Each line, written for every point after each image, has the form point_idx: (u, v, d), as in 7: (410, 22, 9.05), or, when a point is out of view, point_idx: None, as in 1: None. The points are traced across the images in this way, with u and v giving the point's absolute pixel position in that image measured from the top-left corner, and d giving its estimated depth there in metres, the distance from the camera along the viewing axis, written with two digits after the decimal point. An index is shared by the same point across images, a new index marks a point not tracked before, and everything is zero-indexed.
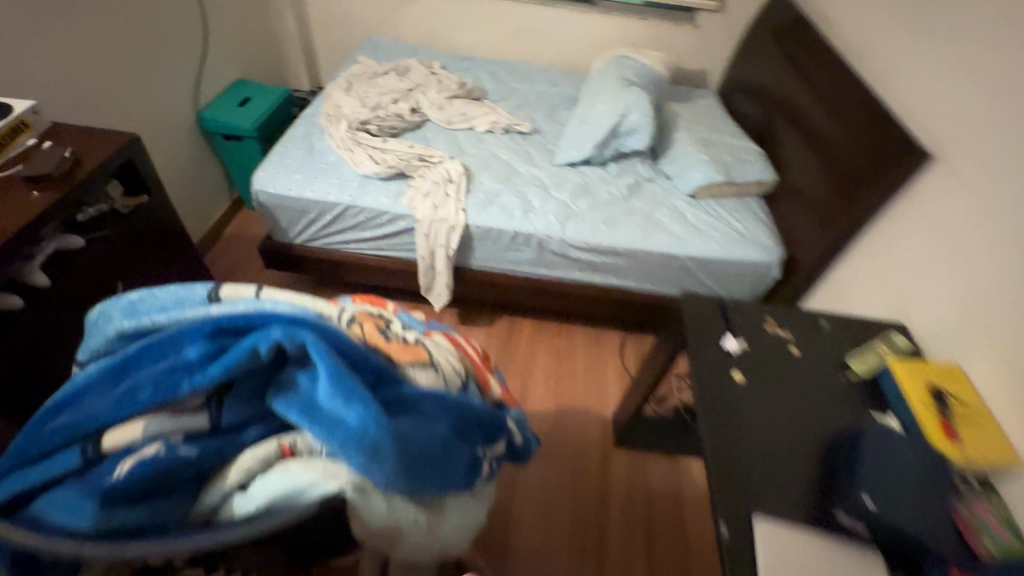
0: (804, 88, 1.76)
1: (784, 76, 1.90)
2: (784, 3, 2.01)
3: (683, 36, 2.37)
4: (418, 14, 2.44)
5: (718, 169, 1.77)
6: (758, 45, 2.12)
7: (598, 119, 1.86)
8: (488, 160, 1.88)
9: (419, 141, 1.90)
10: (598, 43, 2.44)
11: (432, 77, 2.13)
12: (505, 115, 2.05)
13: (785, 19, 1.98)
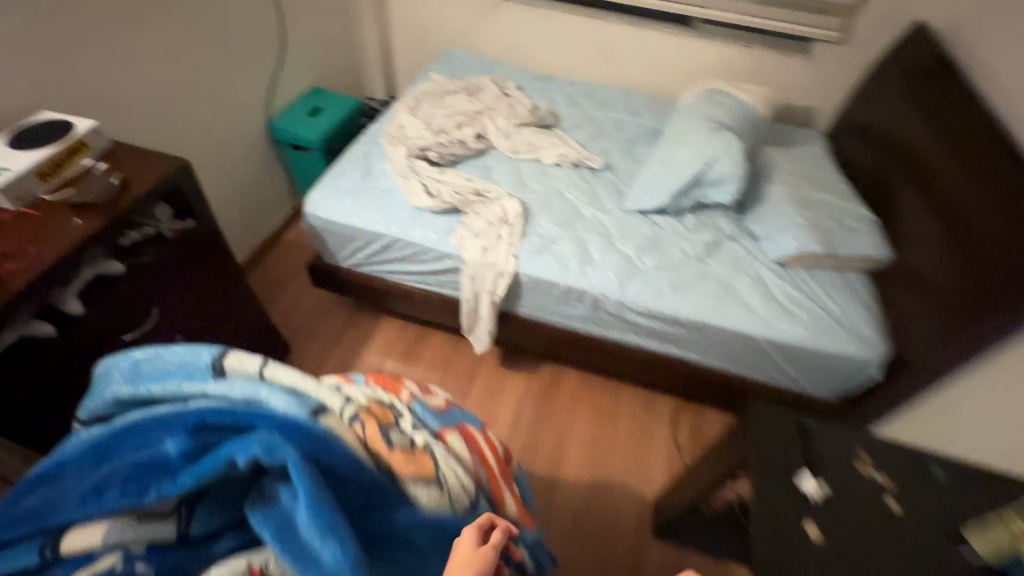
0: (933, 145, 1.45)
1: (909, 127, 1.58)
2: (922, 38, 1.68)
3: (791, 68, 2.08)
4: (498, 28, 2.33)
5: (817, 239, 1.50)
6: (883, 87, 1.80)
7: (678, 164, 1.65)
8: (551, 198, 1.73)
9: (479, 170, 1.79)
10: (691, 70, 2.20)
11: (503, 99, 2.01)
12: (575, 148, 1.88)
13: (919, 59, 1.66)
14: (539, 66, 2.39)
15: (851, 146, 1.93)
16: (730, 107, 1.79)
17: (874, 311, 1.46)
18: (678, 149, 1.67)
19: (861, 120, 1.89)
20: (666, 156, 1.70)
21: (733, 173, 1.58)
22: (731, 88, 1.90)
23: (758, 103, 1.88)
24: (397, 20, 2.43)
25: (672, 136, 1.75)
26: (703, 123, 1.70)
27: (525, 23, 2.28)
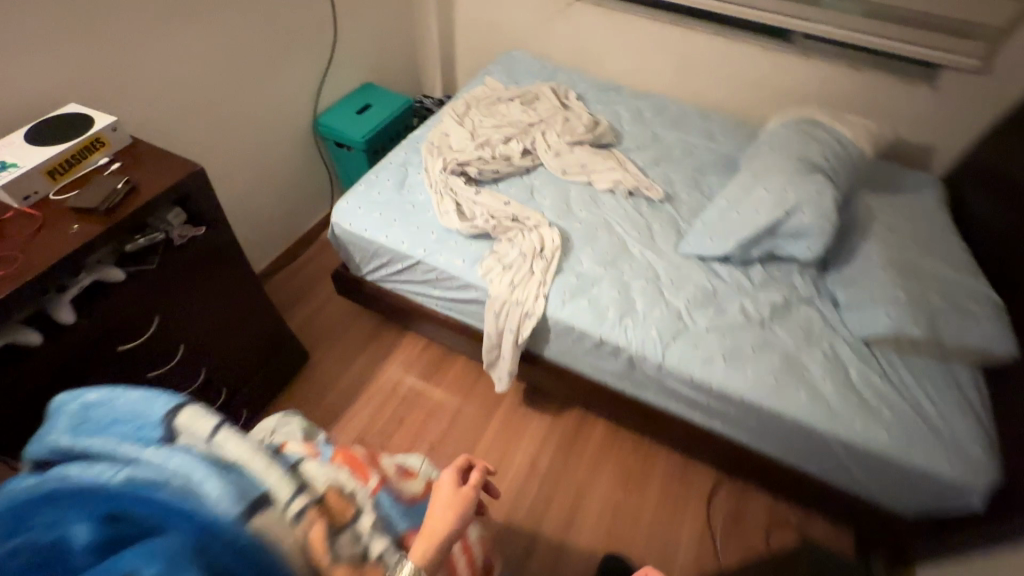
0: None
1: None
2: None
3: (907, 97, 1.75)
4: (568, 31, 2.14)
5: (918, 320, 1.22)
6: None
7: (751, 207, 1.40)
8: (597, 230, 1.54)
9: (522, 191, 1.62)
10: (782, 92, 1.92)
11: (560, 111, 1.83)
12: (634, 174, 1.67)
13: None
14: (608, 75, 2.18)
15: (977, 199, 1.58)
16: (825, 142, 1.50)
17: (982, 419, 1.17)
18: (753, 189, 1.42)
19: (993, 170, 1.55)
20: (739, 196, 1.45)
21: (818, 226, 1.32)
22: (828, 118, 1.61)
23: (862, 138, 1.58)
24: (462, 17, 2.30)
25: (749, 171, 1.49)
26: (789, 160, 1.43)
27: (597, 28, 2.08)
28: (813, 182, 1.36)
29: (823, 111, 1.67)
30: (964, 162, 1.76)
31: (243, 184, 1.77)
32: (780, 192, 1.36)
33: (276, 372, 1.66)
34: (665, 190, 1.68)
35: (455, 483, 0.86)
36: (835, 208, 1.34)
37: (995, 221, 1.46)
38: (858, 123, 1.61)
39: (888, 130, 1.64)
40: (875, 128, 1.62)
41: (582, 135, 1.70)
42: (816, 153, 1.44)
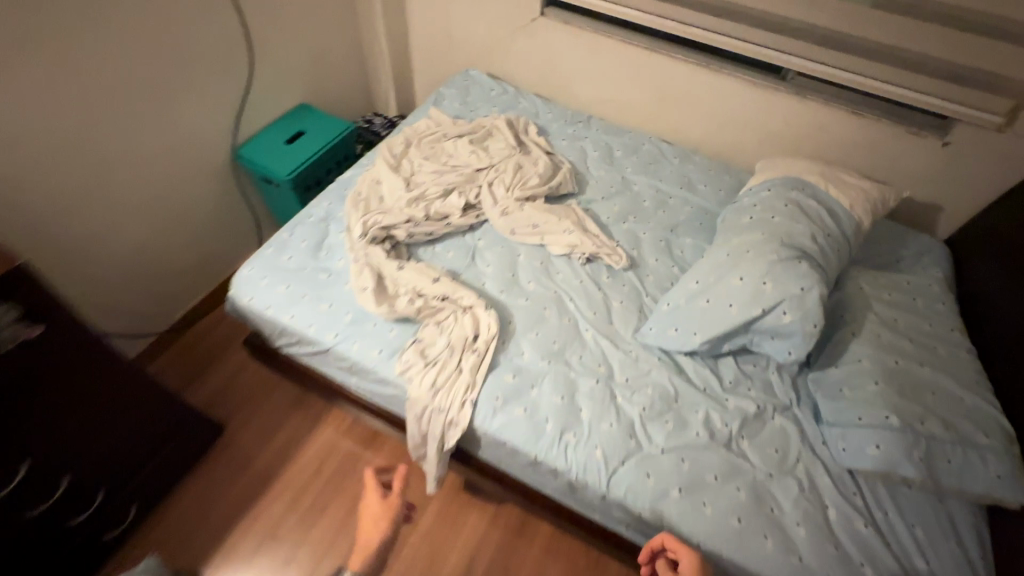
0: None
1: None
2: None
3: (912, 149, 1.52)
4: (533, 51, 1.88)
5: (913, 456, 1.02)
6: None
7: (723, 296, 1.17)
8: (545, 308, 1.32)
9: (462, 255, 1.39)
10: (770, 134, 1.69)
11: (516, 152, 1.57)
12: (594, 235, 1.44)
13: None
14: (577, 103, 1.93)
15: (986, 278, 1.37)
16: (814, 212, 1.28)
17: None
18: (727, 275, 1.19)
19: (1006, 247, 1.33)
20: (710, 278, 1.22)
21: (800, 329, 1.10)
22: (819, 177, 1.39)
23: (858, 204, 1.35)
24: (416, 29, 2.03)
25: (724, 247, 1.26)
26: (771, 239, 1.19)
27: (564, 50, 1.82)
28: (798, 270, 1.11)
29: (814, 166, 1.44)
30: (972, 226, 1.54)
31: (142, 231, 1.53)
32: (757, 283, 1.13)
33: (177, 455, 1.45)
34: (629, 254, 1.45)
35: (380, 497, 1.06)
36: (822, 307, 1.09)
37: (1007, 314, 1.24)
38: (855, 183, 1.39)
39: (887, 192, 1.42)
40: (873, 190, 1.39)
41: (535, 187, 1.46)
42: (803, 231, 1.20)
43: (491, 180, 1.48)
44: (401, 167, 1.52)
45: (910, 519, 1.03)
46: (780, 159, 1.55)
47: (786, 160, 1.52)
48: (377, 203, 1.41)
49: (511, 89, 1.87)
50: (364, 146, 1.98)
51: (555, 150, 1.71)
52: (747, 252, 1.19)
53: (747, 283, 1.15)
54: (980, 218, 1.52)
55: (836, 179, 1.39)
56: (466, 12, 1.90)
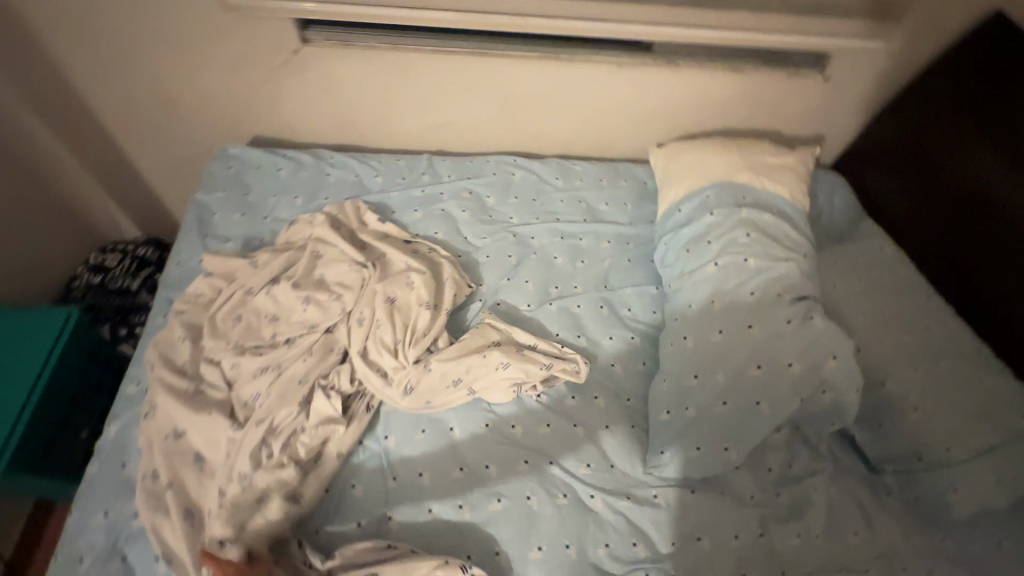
0: None
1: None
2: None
3: (792, 91, 1.36)
4: (312, 92, 1.28)
5: (991, 482, 0.91)
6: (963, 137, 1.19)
7: (745, 395, 0.90)
8: (529, 496, 0.92)
9: (378, 479, 0.90)
10: (645, 114, 1.40)
11: (370, 271, 1.05)
12: (533, 350, 1.04)
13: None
14: (402, 141, 1.40)
15: (904, 210, 1.32)
16: (774, 228, 1.03)
17: None
18: (738, 364, 0.92)
19: (922, 171, 1.27)
20: (714, 371, 0.93)
21: (844, 401, 0.89)
22: (746, 170, 1.15)
23: (795, 190, 1.14)
24: (111, 103, 1.28)
25: (709, 320, 0.96)
26: (764, 298, 0.94)
27: (358, 79, 1.26)
28: (817, 336, 0.90)
29: (728, 153, 1.19)
30: (856, 150, 1.48)
31: None
32: (782, 369, 0.89)
33: None
34: (582, 349, 1.10)
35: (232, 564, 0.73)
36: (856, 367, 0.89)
37: (951, 249, 1.19)
38: (775, 160, 1.19)
39: (801, 155, 1.24)
40: (792, 161, 1.20)
41: (429, 323, 0.98)
42: (788, 268, 0.97)
43: (363, 340, 0.95)
44: (204, 381, 0.91)
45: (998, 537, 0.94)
46: (682, 147, 1.26)
47: (691, 149, 1.24)
48: (198, 474, 0.82)
49: (306, 158, 1.27)
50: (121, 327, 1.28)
51: (413, 231, 1.21)
52: (750, 327, 0.93)
53: (768, 373, 0.90)
54: (864, 142, 1.46)
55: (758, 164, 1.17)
56: (181, 63, 1.22)
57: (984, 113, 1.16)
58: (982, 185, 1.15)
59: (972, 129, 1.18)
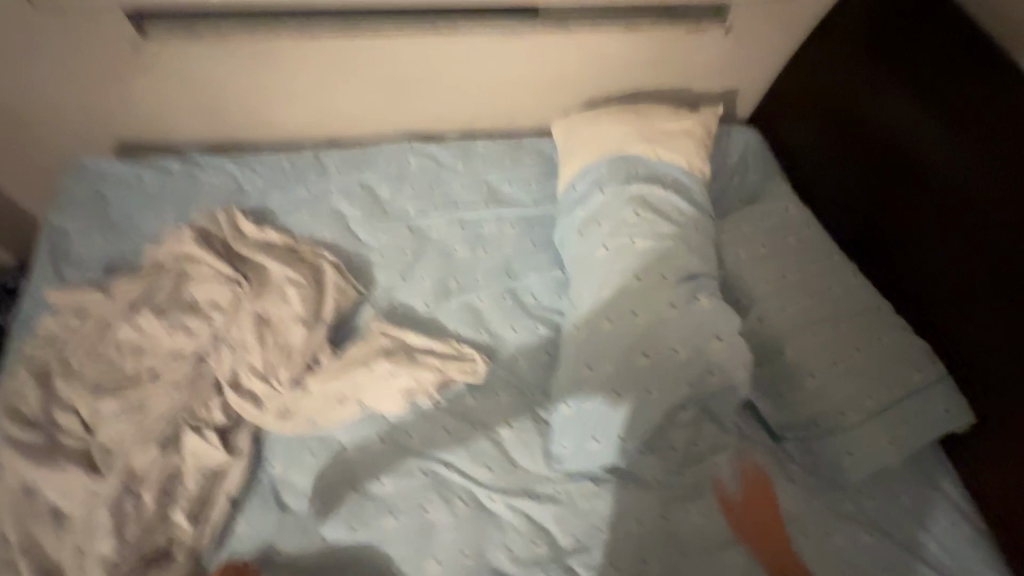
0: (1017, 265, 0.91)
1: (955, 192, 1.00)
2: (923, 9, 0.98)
3: (694, 47, 1.28)
4: (171, 91, 1.16)
5: (884, 443, 0.92)
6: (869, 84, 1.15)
7: (638, 382, 0.90)
8: (425, 508, 0.90)
9: (263, 511, 0.85)
10: (545, 83, 1.31)
11: (244, 288, 0.98)
12: (428, 354, 1.00)
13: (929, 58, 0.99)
14: (285, 135, 1.29)
15: (819, 162, 1.28)
16: (664, 203, 1.01)
17: (969, 515, 0.96)
18: (628, 355, 0.92)
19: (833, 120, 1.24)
20: (605, 360, 0.93)
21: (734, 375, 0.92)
22: (639, 141, 1.09)
23: (691, 157, 1.09)
24: None
25: (600, 310, 0.95)
26: (650, 282, 0.94)
27: (220, 73, 1.14)
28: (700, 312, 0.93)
29: (623, 121, 1.13)
30: (771, 102, 1.41)
31: None
32: (670, 353, 0.90)
33: None
34: (483, 345, 1.06)
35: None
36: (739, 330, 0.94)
37: (864, 201, 1.16)
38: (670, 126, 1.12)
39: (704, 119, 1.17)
40: (690, 124, 1.14)
41: (305, 340, 0.92)
42: (675, 248, 0.97)
43: (231, 366, 0.89)
44: (61, 428, 0.85)
45: (893, 490, 0.97)
46: (578, 116, 1.19)
47: (588, 117, 1.17)
48: (55, 533, 0.77)
49: (174, 164, 1.16)
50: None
51: (298, 234, 1.13)
52: (636, 313, 0.93)
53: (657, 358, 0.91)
54: (776, 94, 1.40)
55: (653, 132, 1.10)
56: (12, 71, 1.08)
57: (899, 57, 1.11)
58: (886, 133, 1.12)
59: (888, 73, 1.12)
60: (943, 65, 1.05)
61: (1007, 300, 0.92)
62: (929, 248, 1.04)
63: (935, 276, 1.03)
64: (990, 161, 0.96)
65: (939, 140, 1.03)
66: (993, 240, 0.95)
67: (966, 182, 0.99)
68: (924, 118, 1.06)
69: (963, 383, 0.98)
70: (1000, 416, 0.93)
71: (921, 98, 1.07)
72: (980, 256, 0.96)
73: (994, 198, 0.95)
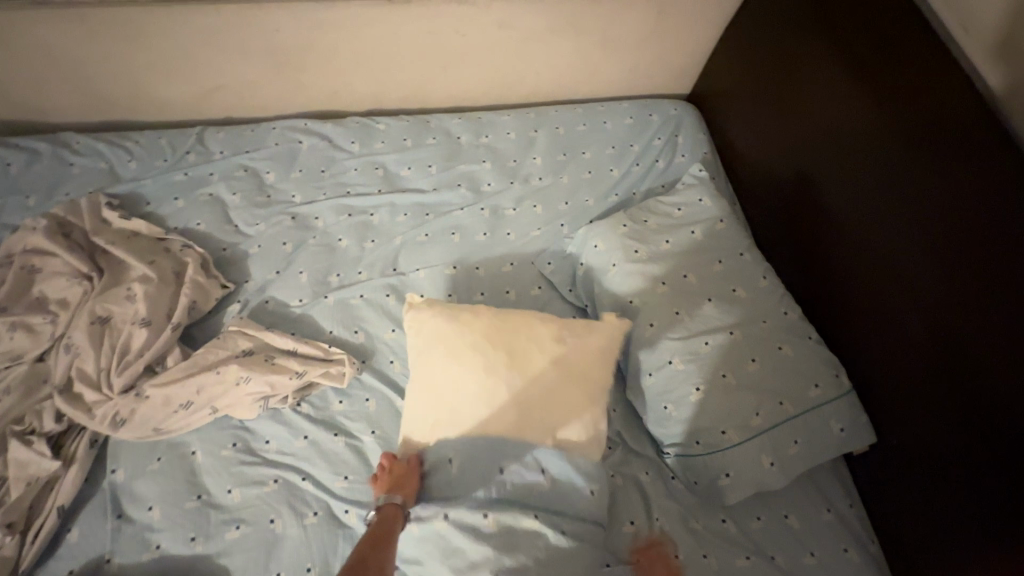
0: (893, 257, 0.86)
1: (848, 170, 0.94)
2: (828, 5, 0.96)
3: (609, 16, 1.17)
4: (30, 65, 1.08)
5: (765, 464, 0.86)
6: (789, 47, 1.05)
7: (484, 488, 0.80)
8: (273, 519, 0.85)
9: (98, 518, 0.82)
10: (448, 55, 1.19)
11: (92, 285, 0.92)
12: (289, 356, 0.94)
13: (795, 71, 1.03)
14: (168, 112, 1.20)
15: (750, 142, 1.18)
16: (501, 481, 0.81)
17: (861, 539, 0.88)
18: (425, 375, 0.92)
19: (760, 83, 1.14)
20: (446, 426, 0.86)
21: (578, 497, 0.81)
22: (484, 406, 0.85)
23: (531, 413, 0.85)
24: None
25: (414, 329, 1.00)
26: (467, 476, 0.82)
27: (83, 49, 1.06)
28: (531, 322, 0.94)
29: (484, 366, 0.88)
30: (712, 79, 1.29)
31: None
32: (492, 478, 0.82)
33: None
34: (356, 346, 0.99)
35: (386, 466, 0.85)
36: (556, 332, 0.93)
37: (784, 178, 1.09)
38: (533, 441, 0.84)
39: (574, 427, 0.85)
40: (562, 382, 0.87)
41: (146, 342, 0.87)
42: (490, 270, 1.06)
43: (66, 370, 0.85)
44: None
45: (779, 510, 0.90)
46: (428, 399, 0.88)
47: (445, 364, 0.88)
48: None
49: (43, 146, 1.10)
50: None
51: (171, 224, 1.06)
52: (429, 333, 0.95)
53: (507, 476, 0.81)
54: (713, 67, 1.28)
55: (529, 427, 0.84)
56: None
57: (825, 25, 0.97)
58: (800, 99, 1.04)
59: (816, 46, 0.99)
60: (864, 28, 0.91)
61: (924, 304, 0.81)
62: (838, 237, 0.96)
63: (843, 270, 0.96)
64: (914, 141, 0.83)
65: (866, 121, 0.90)
66: (916, 234, 0.82)
67: (890, 168, 0.86)
68: (851, 96, 0.93)
69: (862, 393, 0.91)
70: (898, 431, 0.86)
71: (848, 71, 0.93)
72: (873, 244, 0.89)
73: (916, 186, 0.82)
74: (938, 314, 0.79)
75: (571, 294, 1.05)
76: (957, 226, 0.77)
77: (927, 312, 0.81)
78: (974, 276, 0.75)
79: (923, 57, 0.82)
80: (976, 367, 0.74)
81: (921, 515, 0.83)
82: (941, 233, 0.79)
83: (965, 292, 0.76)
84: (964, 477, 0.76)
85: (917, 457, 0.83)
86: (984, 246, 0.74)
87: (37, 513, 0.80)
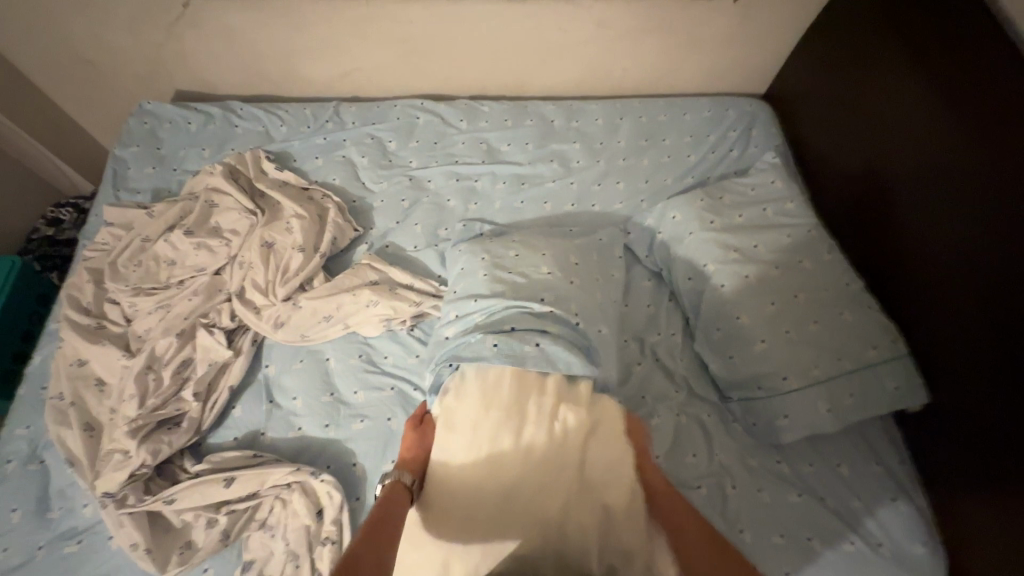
0: (923, 220, 0.99)
1: (898, 139, 1.05)
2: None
3: (697, 19, 1.31)
4: (212, 43, 1.31)
5: (822, 410, 0.96)
6: (873, 26, 1.11)
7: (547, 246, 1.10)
8: (390, 417, 1.00)
9: (255, 401, 1.02)
10: (552, 49, 1.36)
11: (256, 217, 1.13)
12: (407, 286, 1.12)
13: (867, 54, 1.12)
14: (311, 88, 1.43)
15: (819, 114, 1.29)
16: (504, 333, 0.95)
17: (910, 494, 0.96)
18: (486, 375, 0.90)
19: (840, 54, 1.21)
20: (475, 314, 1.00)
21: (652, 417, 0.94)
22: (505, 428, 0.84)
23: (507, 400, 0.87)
24: (33, 67, 1.36)
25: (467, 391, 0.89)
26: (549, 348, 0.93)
27: (254, 33, 1.29)
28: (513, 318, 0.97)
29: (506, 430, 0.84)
30: (788, 82, 1.41)
31: None
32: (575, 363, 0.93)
33: None
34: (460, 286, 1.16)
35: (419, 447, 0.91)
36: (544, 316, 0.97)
37: (844, 142, 1.20)
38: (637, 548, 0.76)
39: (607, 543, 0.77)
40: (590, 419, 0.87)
41: (302, 264, 1.09)
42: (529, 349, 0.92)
43: (241, 281, 1.07)
44: (107, 318, 1.06)
45: (832, 459, 0.99)
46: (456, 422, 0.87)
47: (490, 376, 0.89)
48: (97, 395, 0.98)
49: (215, 110, 1.34)
50: (53, 264, 1.41)
51: (312, 178, 1.29)
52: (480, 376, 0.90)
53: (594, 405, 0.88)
54: (791, 68, 1.39)
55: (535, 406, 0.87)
56: (90, 25, 1.27)
57: (900, 30, 1.05)
58: (870, 66, 1.12)
59: (892, 55, 1.06)
60: (935, 33, 0.98)
61: (950, 258, 0.93)
62: (885, 197, 1.08)
63: (885, 227, 1.08)
64: (966, 109, 0.91)
65: (936, 120, 0.96)
66: (950, 193, 0.93)
67: (956, 162, 0.92)
68: (897, 95, 1.05)
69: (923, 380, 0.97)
70: (947, 395, 0.94)
71: (896, 44, 1.06)
72: (909, 207, 1.02)
73: (951, 153, 0.93)
74: (961, 265, 0.91)
75: (647, 259, 1.20)
76: (997, 204, 0.85)
77: (947, 264, 0.94)
78: (991, 235, 0.86)
79: (993, 62, 0.88)
80: (989, 322, 0.86)
81: (969, 473, 0.90)
82: (1006, 222, 0.84)
83: (976, 252, 0.89)
84: (1001, 430, 0.84)
85: (964, 419, 0.90)
86: (996, 210, 0.86)
87: (212, 389, 1.00)
